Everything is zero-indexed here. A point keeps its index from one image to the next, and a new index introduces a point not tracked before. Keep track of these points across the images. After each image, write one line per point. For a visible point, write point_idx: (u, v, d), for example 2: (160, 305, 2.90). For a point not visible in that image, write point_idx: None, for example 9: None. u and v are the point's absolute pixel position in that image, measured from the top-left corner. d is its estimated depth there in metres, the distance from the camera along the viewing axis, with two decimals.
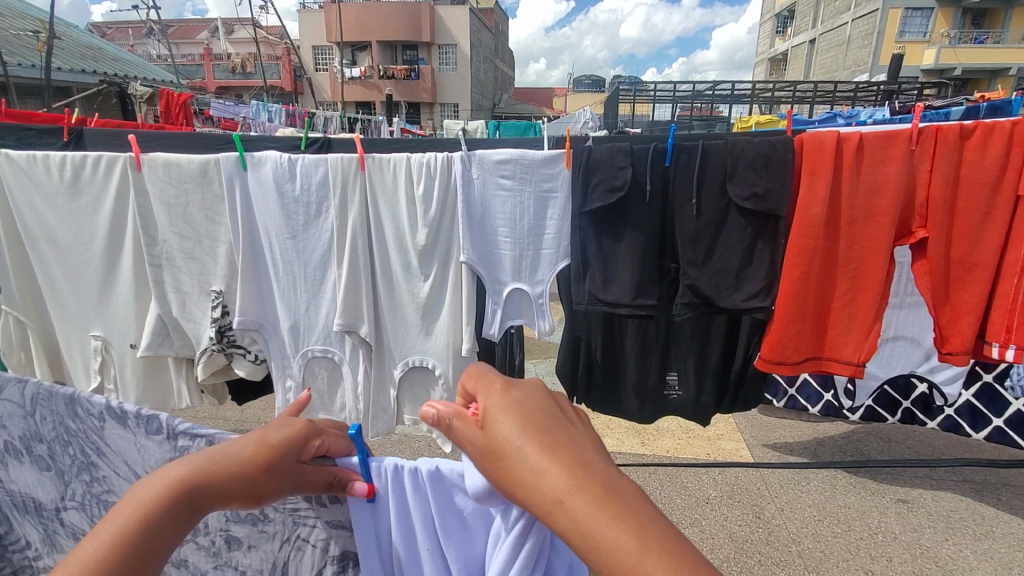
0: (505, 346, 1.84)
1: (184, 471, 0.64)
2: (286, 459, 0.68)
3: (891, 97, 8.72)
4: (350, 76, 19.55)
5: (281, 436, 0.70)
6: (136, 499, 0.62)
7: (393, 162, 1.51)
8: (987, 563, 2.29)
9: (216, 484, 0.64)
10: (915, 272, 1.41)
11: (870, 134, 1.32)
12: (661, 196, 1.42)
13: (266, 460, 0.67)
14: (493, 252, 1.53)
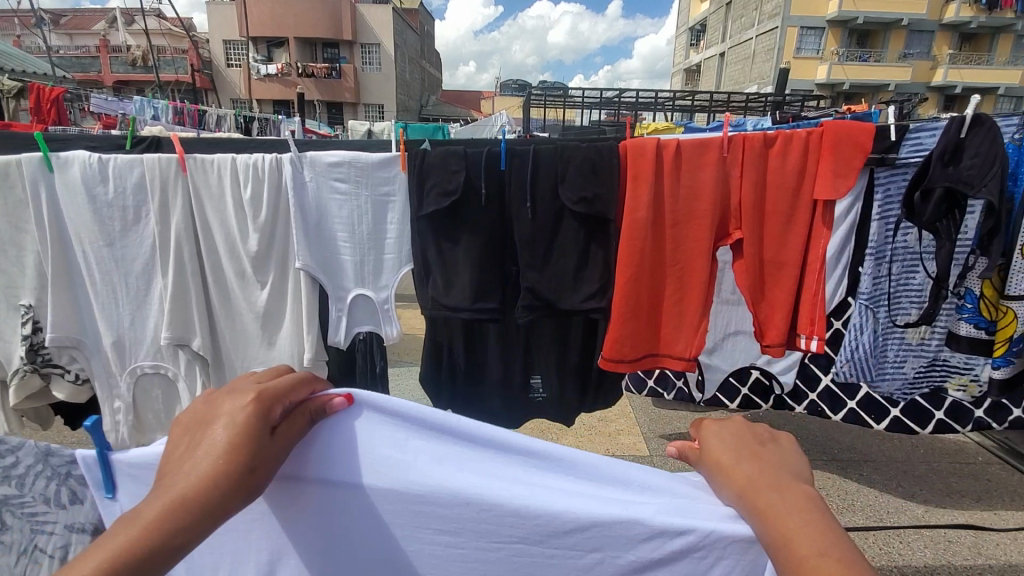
0: (364, 352, 1.75)
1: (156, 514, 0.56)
2: (252, 449, 0.62)
3: (787, 107, 9.48)
4: (265, 72, 18.54)
5: (237, 421, 0.63)
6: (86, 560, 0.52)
7: (217, 164, 1.46)
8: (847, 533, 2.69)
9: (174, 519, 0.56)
10: (737, 271, 1.51)
11: (686, 141, 1.41)
12: (498, 200, 1.46)
13: (238, 458, 0.61)
14: (333, 257, 1.50)
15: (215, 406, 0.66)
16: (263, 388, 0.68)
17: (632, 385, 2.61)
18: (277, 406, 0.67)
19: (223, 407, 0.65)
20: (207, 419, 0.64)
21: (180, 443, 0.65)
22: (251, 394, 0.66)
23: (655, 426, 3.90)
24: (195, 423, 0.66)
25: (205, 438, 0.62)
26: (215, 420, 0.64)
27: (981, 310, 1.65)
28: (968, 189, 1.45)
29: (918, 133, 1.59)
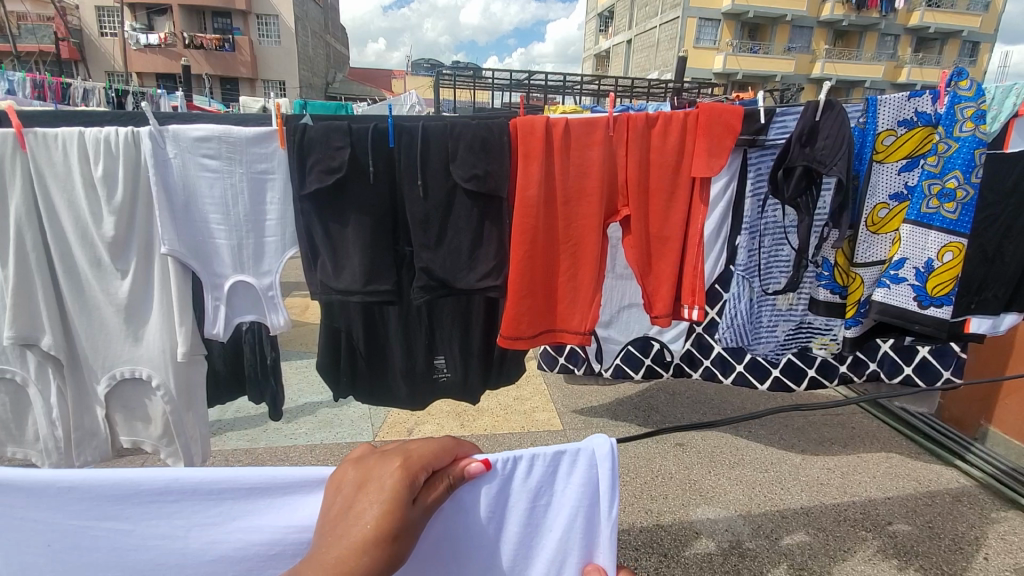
0: (252, 344, 1.63)
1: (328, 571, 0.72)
2: (399, 519, 0.78)
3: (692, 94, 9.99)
4: (145, 42, 16.71)
5: (389, 484, 0.80)
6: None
7: (60, 138, 1.34)
8: (737, 486, 2.96)
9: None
10: (627, 246, 1.56)
11: (574, 120, 1.43)
12: (388, 176, 1.41)
13: (390, 529, 0.77)
14: (205, 241, 1.42)
15: (370, 473, 0.82)
16: (410, 456, 0.84)
17: (543, 361, 2.71)
18: (421, 474, 0.83)
19: (379, 474, 0.81)
20: (366, 486, 0.81)
21: (344, 504, 0.81)
22: (404, 465, 0.82)
23: (568, 401, 4.07)
24: (355, 486, 0.82)
25: (364, 506, 0.78)
26: (373, 488, 0.79)
27: (836, 277, 1.84)
28: (821, 167, 1.62)
29: (784, 117, 1.73)
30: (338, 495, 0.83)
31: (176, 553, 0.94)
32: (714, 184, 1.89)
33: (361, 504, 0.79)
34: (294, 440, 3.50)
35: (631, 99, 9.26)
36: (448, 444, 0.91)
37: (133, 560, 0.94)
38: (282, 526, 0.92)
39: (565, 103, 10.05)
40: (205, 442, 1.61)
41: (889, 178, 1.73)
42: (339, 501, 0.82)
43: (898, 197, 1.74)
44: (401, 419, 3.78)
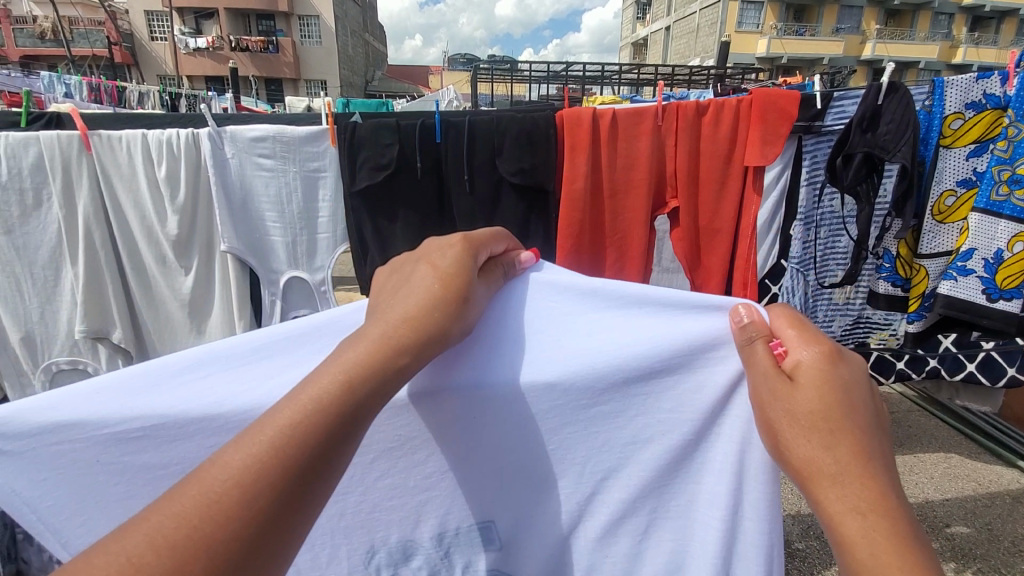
0: None
1: (382, 332, 0.52)
2: (460, 293, 0.59)
3: (734, 80, 9.70)
4: (195, 47, 17.47)
5: (448, 254, 0.61)
6: (338, 365, 0.48)
7: (126, 141, 1.40)
8: None
9: (404, 339, 0.52)
10: (675, 239, 1.53)
11: (621, 111, 1.41)
12: (434, 172, 1.42)
13: (454, 287, 0.58)
14: (262, 238, 1.47)
15: (421, 250, 0.63)
16: (470, 238, 0.66)
17: None
18: (481, 254, 0.66)
19: (436, 244, 0.61)
20: (416, 256, 0.61)
21: (388, 279, 0.61)
22: (461, 240, 0.63)
23: None
24: (404, 261, 0.62)
25: (419, 268, 0.58)
26: (429, 255, 0.60)
27: (897, 268, 1.77)
28: (884, 154, 1.55)
29: (842, 101, 1.64)
30: (380, 278, 0.63)
31: None
32: (766, 173, 1.81)
33: (414, 270, 0.58)
34: None
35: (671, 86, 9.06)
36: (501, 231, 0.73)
37: None
38: None
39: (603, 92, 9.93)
40: None
41: (957, 164, 1.61)
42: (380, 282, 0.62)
43: (966, 183, 1.62)
44: None
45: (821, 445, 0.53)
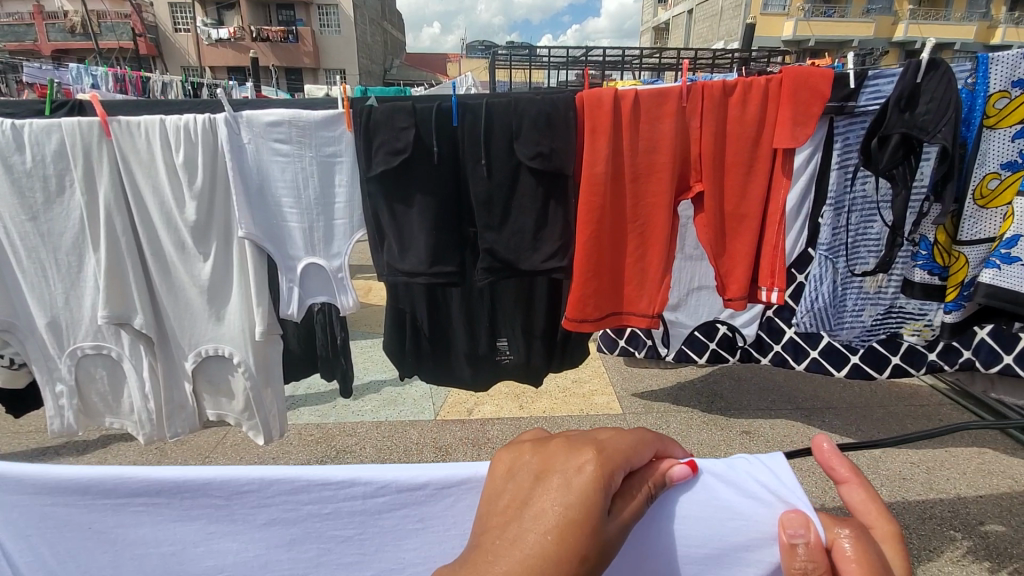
0: (323, 324, 1.70)
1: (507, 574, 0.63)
2: (588, 531, 0.68)
3: (759, 61, 9.44)
4: (217, 39, 17.68)
5: (582, 490, 0.70)
6: None
7: (144, 127, 1.41)
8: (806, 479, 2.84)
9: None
10: (699, 225, 1.47)
11: (644, 91, 1.36)
12: (452, 156, 1.40)
13: (569, 536, 0.67)
14: (279, 225, 1.46)
15: (553, 462, 0.74)
16: (603, 448, 0.74)
17: (602, 344, 2.68)
18: (617, 474, 0.73)
19: (567, 465, 0.72)
20: (546, 475, 0.72)
21: (519, 493, 0.74)
22: (595, 458, 0.72)
23: (628, 384, 4.27)
24: (535, 475, 0.74)
25: (547, 499, 0.70)
26: (557, 483, 0.71)
27: (935, 256, 1.69)
28: (922, 134, 1.46)
29: (878, 80, 1.56)
30: (512, 482, 0.76)
31: (238, 552, 0.95)
32: (796, 156, 1.74)
33: (542, 496, 0.70)
34: (360, 417, 3.79)
35: (695, 68, 8.85)
36: (647, 438, 0.80)
37: (198, 560, 0.95)
38: (341, 525, 0.91)
39: (624, 75, 9.75)
40: (282, 416, 1.71)
41: (1002, 145, 1.52)
42: (514, 491, 0.75)
43: (1012, 166, 1.52)
44: (460, 400, 4.04)
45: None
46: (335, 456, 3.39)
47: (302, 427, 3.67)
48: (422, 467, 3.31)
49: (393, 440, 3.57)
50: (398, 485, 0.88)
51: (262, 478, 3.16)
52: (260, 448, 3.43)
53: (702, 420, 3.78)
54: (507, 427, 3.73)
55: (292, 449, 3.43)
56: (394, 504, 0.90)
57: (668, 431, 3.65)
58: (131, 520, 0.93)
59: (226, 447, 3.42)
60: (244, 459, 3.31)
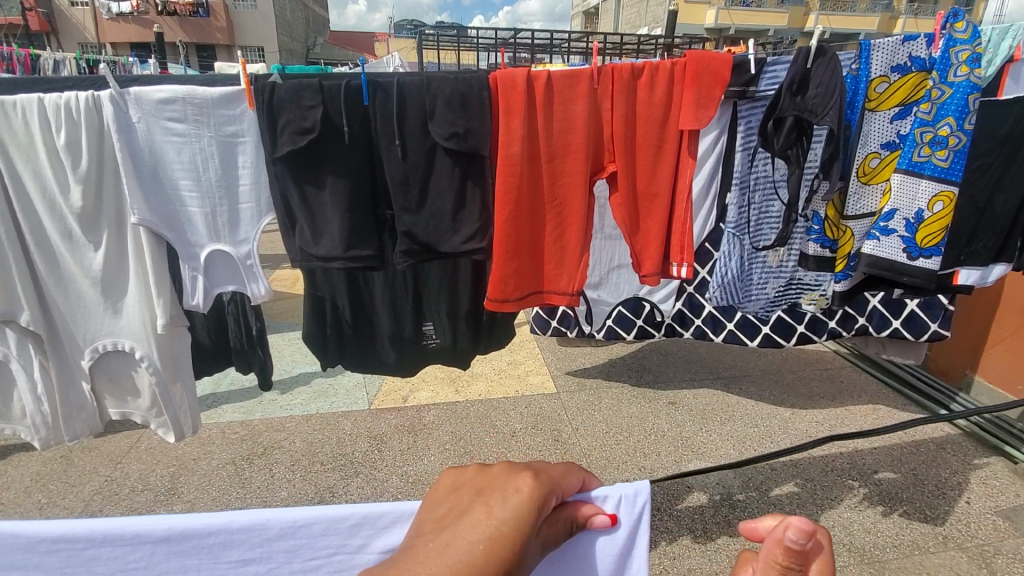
0: (235, 314, 1.62)
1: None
2: (518, 546, 0.67)
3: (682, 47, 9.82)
4: (115, 10, 16.12)
5: (520, 510, 0.69)
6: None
7: (21, 107, 1.28)
8: None
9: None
10: (614, 204, 1.52)
11: (556, 72, 1.38)
12: (364, 137, 1.36)
13: (499, 554, 0.65)
14: (178, 210, 1.37)
15: (494, 482, 0.74)
16: (539, 473, 0.76)
17: (535, 325, 2.73)
18: (550, 500, 0.75)
19: (506, 484, 0.72)
20: (486, 492, 0.72)
21: (458, 505, 0.73)
22: (533, 481, 0.73)
23: (562, 364, 4.40)
24: (475, 490, 0.74)
25: (483, 515, 0.69)
26: (494, 500, 0.70)
27: (825, 231, 1.81)
28: (812, 117, 1.59)
29: (775, 67, 1.65)
30: (453, 495, 0.76)
31: None
32: (703, 139, 1.83)
33: (479, 512, 0.69)
34: (289, 411, 3.67)
35: (622, 53, 9.08)
36: (575, 468, 0.83)
37: None
38: (238, 555, 0.85)
39: (553, 59, 9.84)
40: (195, 413, 1.61)
41: (882, 127, 1.69)
42: (453, 502, 0.74)
43: (889, 146, 1.70)
44: (395, 388, 4.01)
45: None
46: (263, 453, 3.27)
47: (226, 425, 3.50)
48: (356, 458, 3.27)
49: (324, 433, 3.49)
50: (323, 523, 0.85)
51: (182, 480, 3.00)
52: (179, 449, 3.25)
53: (631, 394, 3.96)
54: (443, 412, 3.75)
55: (214, 448, 3.27)
56: (297, 534, 0.85)
57: (600, 406, 3.80)
58: (35, 566, 0.86)
59: (141, 450, 3.22)
60: (162, 462, 3.12)
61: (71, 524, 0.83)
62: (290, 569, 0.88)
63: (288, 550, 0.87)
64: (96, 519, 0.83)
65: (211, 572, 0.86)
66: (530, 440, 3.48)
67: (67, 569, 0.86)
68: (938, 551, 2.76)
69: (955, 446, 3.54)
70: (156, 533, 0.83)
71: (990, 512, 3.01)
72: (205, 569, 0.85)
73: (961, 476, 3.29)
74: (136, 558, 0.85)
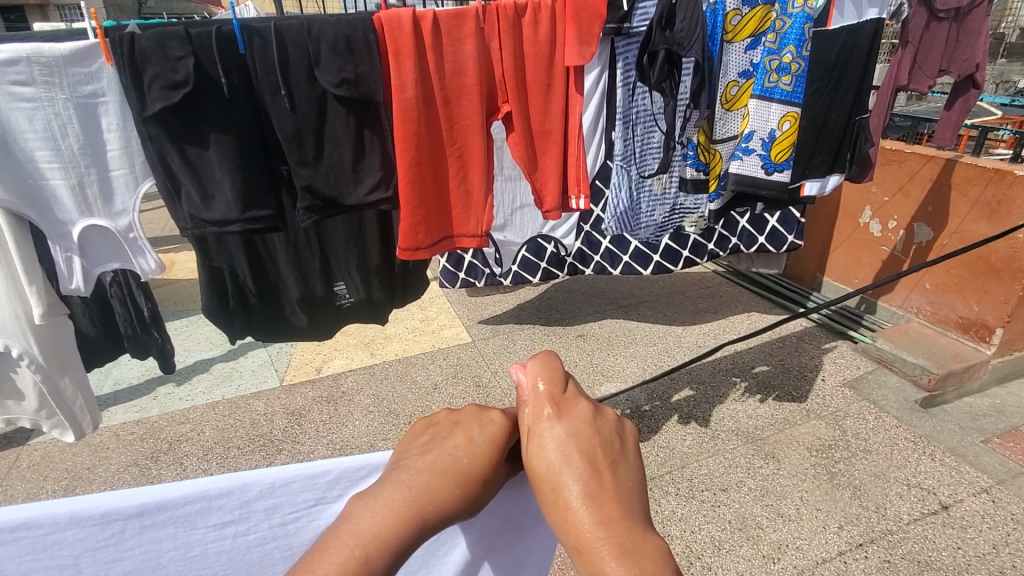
0: (120, 297, 1.50)
1: (412, 489, 0.65)
2: (495, 466, 0.72)
3: None
4: None
5: (499, 436, 0.75)
6: (375, 520, 0.61)
7: None
8: None
9: (443, 499, 0.66)
10: (511, 143, 1.57)
11: (442, 12, 1.37)
12: (245, 88, 1.27)
13: (478, 474, 0.70)
14: (36, 184, 1.21)
15: (469, 414, 0.78)
16: (507, 408, 0.80)
17: (444, 279, 2.77)
18: (516, 430, 0.79)
19: (481, 415, 0.77)
20: (464, 423, 0.76)
21: (438, 433, 0.76)
22: (503, 413, 0.78)
23: (473, 314, 4.62)
24: (453, 421, 0.77)
25: (463, 440, 0.73)
26: (472, 427, 0.75)
27: (699, 155, 2.04)
28: (681, 50, 1.73)
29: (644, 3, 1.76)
30: (431, 427, 0.79)
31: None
32: (586, 77, 1.89)
33: (459, 436, 0.74)
34: (190, 401, 3.44)
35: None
36: None
37: None
38: (210, 521, 0.84)
39: None
40: (94, 406, 1.52)
41: (738, 57, 1.89)
42: (432, 432, 0.77)
43: (745, 75, 1.92)
44: (306, 360, 3.92)
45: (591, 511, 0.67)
46: (169, 448, 3.06)
47: (120, 425, 3.21)
48: (276, 435, 3.18)
49: (236, 417, 3.33)
50: (301, 481, 0.84)
51: (76, 491, 2.73)
52: (67, 461, 2.94)
53: (542, 333, 4.28)
54: (361, 376, 3.75)
55: (111, 452, 3.01)
56: (271, 493, 0.85)
57: (515, 349, 4.09)
58: None
59: (19, 470, 2.86)
60: (47, 478, 2.81)
61: (31, 509, 0.77)
62: (270, 525, 0.88)
63: (267, 508, 0.86)
64: (57, 504, 0.78)
65: (189, 539, 0.85)
66: (454, 389, 3.63)
67: (27, 557, 0.80)
68: (803, 422, 3.33)
69: (811, 336, 4.21)
70: (130, 508, 0.80)
71: (840, 385, 3.66)
72: (183, 536, 0.84)
73: (817, 359, 3.94)
74: (106, 537, 0.80)
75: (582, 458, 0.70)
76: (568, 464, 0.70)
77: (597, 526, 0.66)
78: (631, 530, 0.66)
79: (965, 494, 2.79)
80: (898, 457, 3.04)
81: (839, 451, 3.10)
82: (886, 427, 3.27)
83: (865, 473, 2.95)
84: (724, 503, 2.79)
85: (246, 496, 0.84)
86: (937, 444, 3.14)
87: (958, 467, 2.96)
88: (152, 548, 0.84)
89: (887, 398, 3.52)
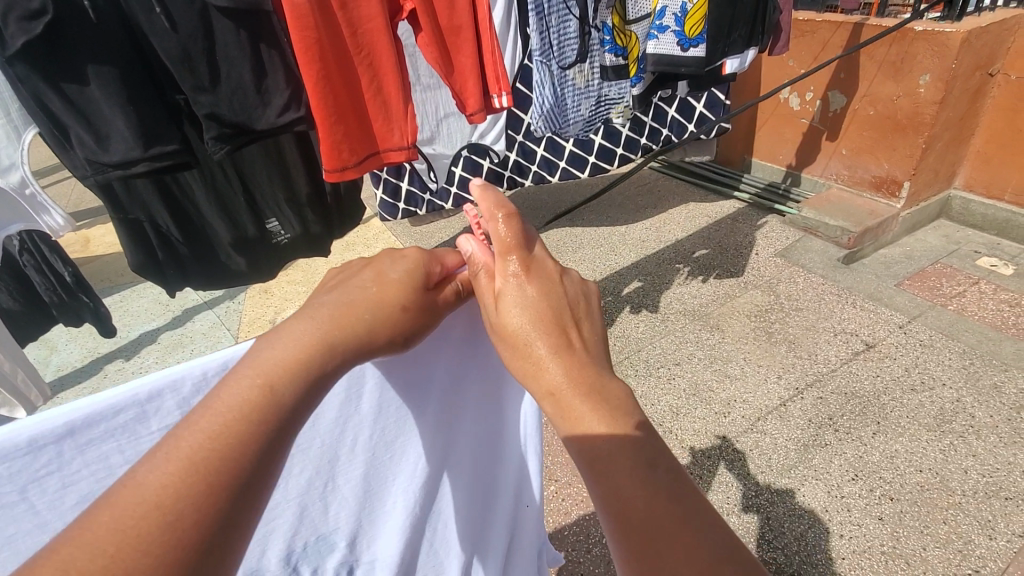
0: (34, 264, 1.62)
1: (330, 322, 0.69)
2: (407, 293, 0.80)
3: None
4: None
5: (410, 273, 0.83)
6: (283, 343, 0.64)
7: None
8: None
9: (351, 330, 0.70)
10: (421, 45, 1.51)
11: None
12: (114, 10, 1.16)
13: (389, 304, 0.77)
14: None
15: (382, 257, 0.85)
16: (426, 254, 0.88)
17: (386, 215, 2.65)
18: (434, 270, 0.88)
19: (392, 255, 0.84)
20: (374, 263, 0.83)
21: (346, 275, 0.81)
22: (416, 252, 0.86)
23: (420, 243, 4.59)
24: (363, 264, 0.84)
25: (373, 275, 0.80)
26: (384, 264, 0.82)
27: (616, 40, 2.03)
28: None
29: None
30: (344, 274, 0.84)
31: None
32: None
33: (370, 274, 0.80)
34: (145, 372, 3.37)
35: None
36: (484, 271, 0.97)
37: None
38: (153, 424, 0.76)
39: None
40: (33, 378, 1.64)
41: None
42: (343, 275, 0.82)
43: None
44: (258, 314, 3.86)
45: (567, 364, 0.82)
46: None
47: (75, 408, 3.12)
48: None
49: None
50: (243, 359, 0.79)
51: None
52: None
53: None
54: None
55: None
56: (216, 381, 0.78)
57: None
58: None
59: None
60: None
61: None
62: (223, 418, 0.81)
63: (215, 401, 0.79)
64: None
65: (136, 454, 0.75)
66: None
67: None
68: (742, 293, 3.59)
69: (745, 215, 4.45)
70: (54, 431, 0.68)
71: (773, 256, 3.93)
72: (128, 451, 0.74)
73: (750, 235, 4.18)
74: (31, 474, 0.68)
75: (543, 316, 0.85)
76: (527, 328, 0.85)
77: (566, 376, 0.81)
78: (608, 388, 0.81)
79: (882, 331, 3.14)
80: (825, 309, 3.37)
81: (773, 312, 3.40)
82: (814, 286, 3.58)
83: (797, 328, 3.26)
84: (677, 375, 3.04)
85: (186, 390, 0.77)
86: (857, 293, 3.48)
87: (875, 309, 3.32)
88: (96, 474, 0.73)
89: (813, 260, 3.82)
